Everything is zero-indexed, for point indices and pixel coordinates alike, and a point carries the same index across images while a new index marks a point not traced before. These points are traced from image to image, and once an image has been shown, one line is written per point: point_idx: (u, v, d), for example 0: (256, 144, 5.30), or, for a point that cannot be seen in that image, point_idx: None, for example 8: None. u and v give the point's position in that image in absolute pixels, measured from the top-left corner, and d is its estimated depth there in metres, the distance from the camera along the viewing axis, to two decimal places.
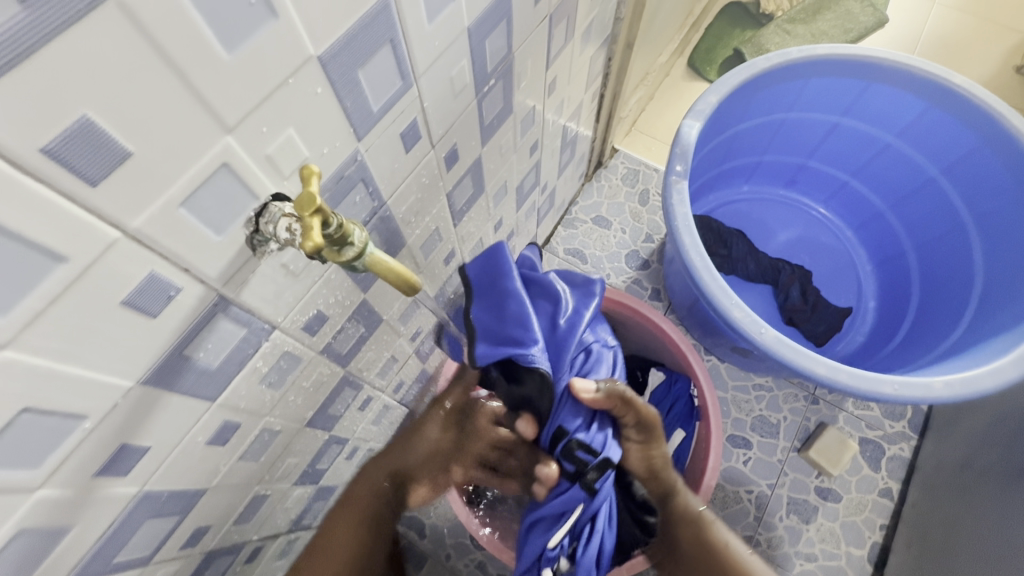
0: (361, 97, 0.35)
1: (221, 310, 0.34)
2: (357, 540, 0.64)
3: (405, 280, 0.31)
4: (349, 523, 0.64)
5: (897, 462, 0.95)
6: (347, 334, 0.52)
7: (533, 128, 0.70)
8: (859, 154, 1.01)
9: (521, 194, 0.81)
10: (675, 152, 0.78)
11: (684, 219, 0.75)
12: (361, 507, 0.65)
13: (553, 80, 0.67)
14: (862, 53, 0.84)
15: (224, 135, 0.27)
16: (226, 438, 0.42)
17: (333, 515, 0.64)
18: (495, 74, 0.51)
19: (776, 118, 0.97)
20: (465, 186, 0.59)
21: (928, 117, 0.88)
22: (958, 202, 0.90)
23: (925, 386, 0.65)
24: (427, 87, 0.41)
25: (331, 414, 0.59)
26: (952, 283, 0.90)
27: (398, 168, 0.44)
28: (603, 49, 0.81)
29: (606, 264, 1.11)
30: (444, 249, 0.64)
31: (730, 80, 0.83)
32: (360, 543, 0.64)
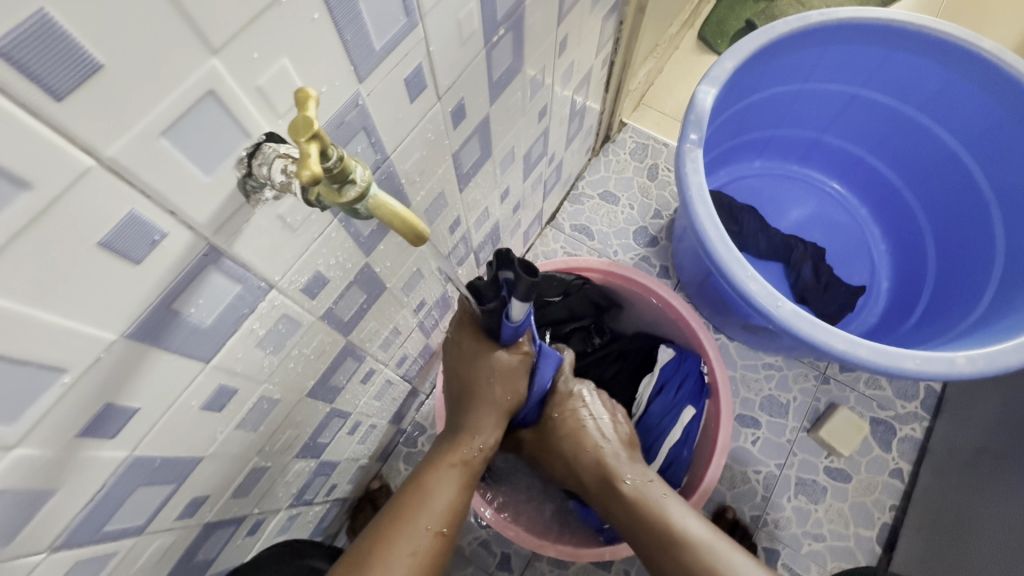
0: (362, 32, 0.32)
1: (212, 262, 0.31)
2: (460, 503, 0.56)
3: (411, 228, 0.28)
4: (452, 482, 0.56)
5: (908, 443, 0.92)
6: (348, 300, 0.50)
7: (542, 91, 0.67)
8: (878, 127, 0.97)
9: (529, 164, 0.78)
10: (689, 119, 0.75)
11: (699, 189, 0.72)
12: (465, 471, 0.58)
13: (564, 39, 0.64)
14: (886, 17, 0.80)
15: (209, 57, 0.24)
16: (221, 405, 0.40)
17: (431, 473, 0.56)
18: (504, 25, 0.48)
19: (793, 88, 0.93)
20: (472, 148, 0.56)
21: (953, 86, 0.84)
22: (981, 177, 0.86)
23: (948, 362, 0.63)
24: (432, 29, 0.38)
25: (333, 385, 0.57)
26: (973, 260, 0.87)
27: (402, 120, 0.41)
28: (615, 11, 0.77)
29: (613, 241, 1.09)
30: (449, 216, 0.61)
31: (747, 45, 0.79)
32: (465, 502, 0.56)
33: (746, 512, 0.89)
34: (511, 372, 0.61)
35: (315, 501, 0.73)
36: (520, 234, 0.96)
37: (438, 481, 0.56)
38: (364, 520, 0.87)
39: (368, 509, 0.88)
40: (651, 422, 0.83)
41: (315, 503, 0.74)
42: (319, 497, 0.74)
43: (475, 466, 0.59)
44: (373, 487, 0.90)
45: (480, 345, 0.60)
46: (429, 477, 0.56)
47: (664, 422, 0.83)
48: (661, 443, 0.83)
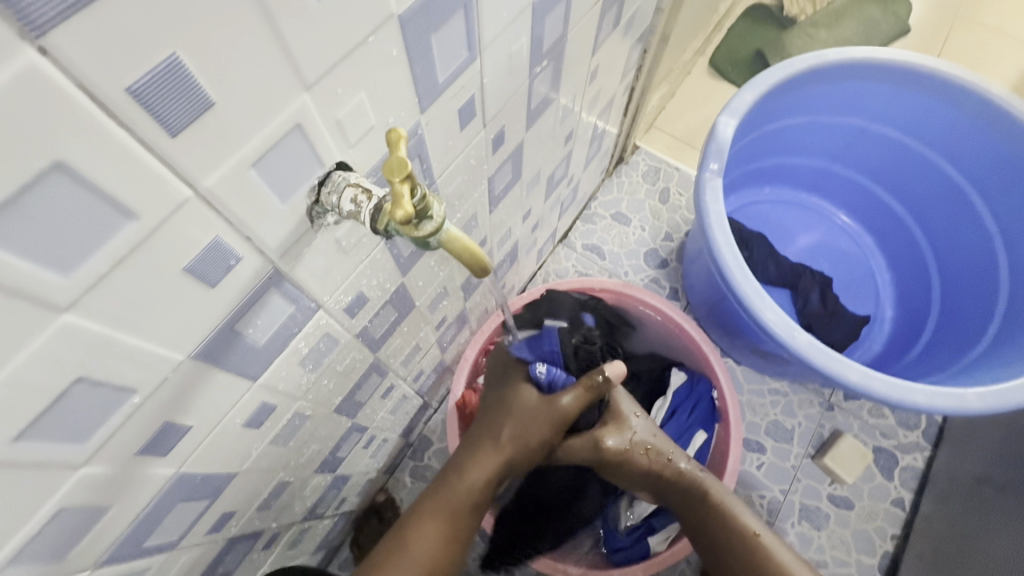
0: (430, 66, 0.33)
1: (274, 284, 0.32)
2: (444, 555, 0.58)
3: (477, 261, 0.29)
4: (433, 535, 0.58)
5: (909, 472, 0.94)
6: (382, 318, 0.50)
7: (571, 117, 0.68)
8: (885, 161, 0.99)
9: (551, 185, 0.79)
10: (710, 149, 0.76)
11: (718, 217, 0.73)
12: (450, 522, 0.59)
13: (596, 68, 0.65)
14: (899, 59, 0.83)
15: (302, 93, 0.25)
16: (260, 421, 0.40)
17: (415, 522, 0.59)
18: (548, 56, 0.49)
19: (804, 121, 0.96)
20: (505, 171, 0.57)
21: (961, 126, 0.87)
22: (986, 214, 0.89)
23: (957, 397, 0.65)
24: (488, 61, 0.39)
25: (357, 401, 0.57)
26: (978, 294, 0.90)
27: (451, 147, 0.42)
28: (641, 41, 0.79)
29: (624, 261, 1.10)
30: (478, 235, 0.62)
31: (766, 79, 0.81)
32: (448, 554, 0.58)
33: None
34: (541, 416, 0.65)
35: (326, 514, 0.73)
36: (535, 251, 0.97)
37: (418, 531, 0.58)
38: (370, 533, 0.86)
39: (372, 522, 0.88)
40: None
41: (325, 516, 0.73)
42: (329, 510, 0.73)
43: (462, 518, 0.60)
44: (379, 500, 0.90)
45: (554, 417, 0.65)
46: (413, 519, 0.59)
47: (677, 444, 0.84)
48: None
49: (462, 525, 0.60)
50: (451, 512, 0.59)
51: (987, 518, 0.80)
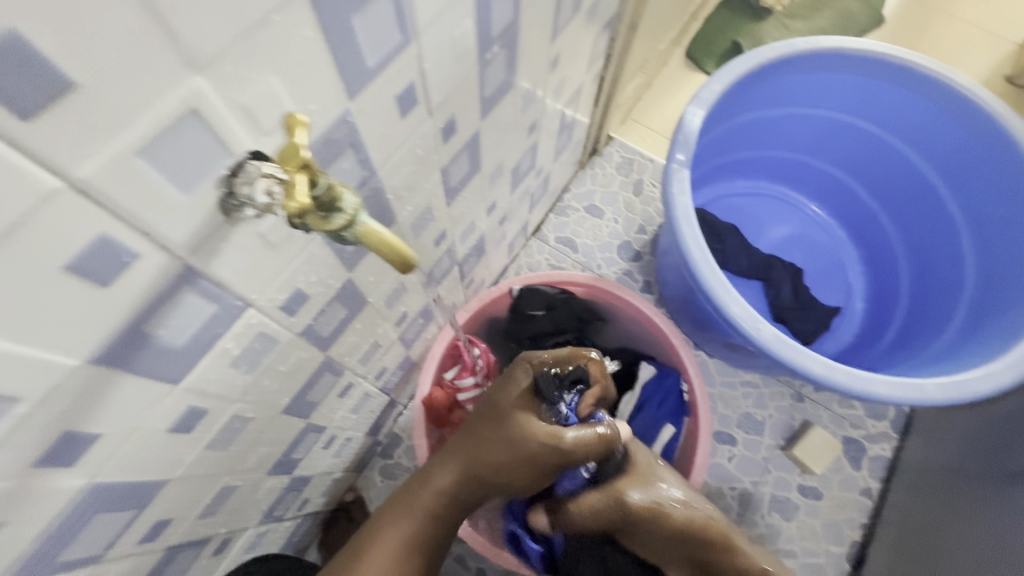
0: (355, 48, 0.31)
1: (187, 281, 0.30)
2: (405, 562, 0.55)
3: (399, 256, 0.28)
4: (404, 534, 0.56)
5: (877, 462, 0.94)
6: (329, 315, 0.48)
7: (533, 106, 0.66)
8: (856, 153, 0.99)
9: (516, 177, 0.77)
10: (677, 140, 0.75)
11: (684, 210, 0.72)
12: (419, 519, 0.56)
13: (557, 55, 0.64)
14: (868, 48, 0.82)
15: (193, 74, 0.23)
16: (191, 426, 0.38)
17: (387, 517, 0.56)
18: (499, 42, 0.47)
19: (776, 112, 0.95)
20: (461, 162, 0.56)
21: (929, 117, 0.87)
22: (953, 206, 0.89)
23: (918, 389, 0.65)
24: (428, 46, 0.37)
25: (309, 401, 0.56)
26: (943, 285, 0.90)
27: (392, 136, 0.40)
28: (608, 28, 0.77)
29: (597, 254, 1.09)
30: (435, 229, 0.60)
31: (735, 69, 0.80)
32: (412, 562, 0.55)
33: None
34: (517, 445, 0.56)
35: (286, 516, 0.71)
36: (505, 245, 0.95)
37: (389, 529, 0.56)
38: (338, 533, 0.85)
39: (341, 522, 0.86)
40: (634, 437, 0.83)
41: (286, 518, 0.71)
42: (290, 512, 0.71)
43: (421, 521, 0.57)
44: (348, 498, 0.88)
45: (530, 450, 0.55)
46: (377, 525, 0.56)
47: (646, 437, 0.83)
48: None
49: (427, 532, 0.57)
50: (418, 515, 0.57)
51: (954, 507, 0.80)
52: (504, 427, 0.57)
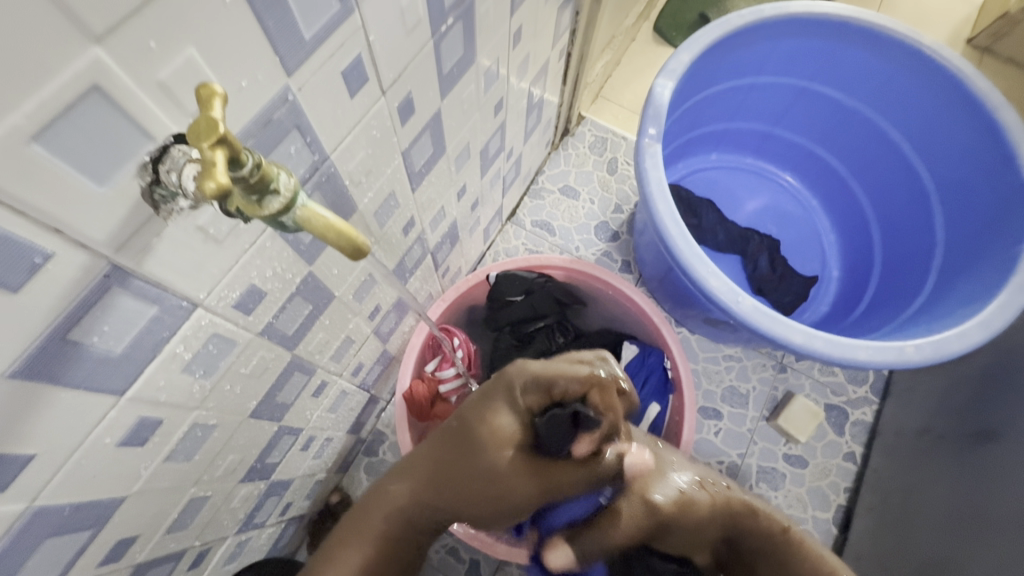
0: (287, 17, 0.28)
1: (118, 283, 0.27)
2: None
3: (347, 242, 0.25)
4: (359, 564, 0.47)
5: (859, 427, 0.95)
6: (292, 312, 0.46)
7: (497, 84, 0.64)
8: (826, 120, 0.99)
9: (486, 161, 0.75)
10: (647, 114, 0.73)
11: (658, 185, 0.71)
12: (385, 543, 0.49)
13: (519, 29, 0.61)
14: (834, 12, 0.81)
15: (92, 47, 0.20)
16: (146, 438, 0.36)
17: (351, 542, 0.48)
18: (453, 13, 0.45)
19: (745, 82, 0.94)
20: (423, 145, 0.53)
21: (896, 80, 0.86)
22: (922, 169, 0.90)
23: (897, 352, 0.65)
24: (372, 16, 0.35)
25: (280, 403, 0.53)
26: (914, 248, 0.91)
27: (342, 117, 0.38)
28: (571, 1, 0.75)
29: (575, 236, 1.07)
30: (401, 217, 0.58)
31: (703, 38, 0.78)
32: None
33: None
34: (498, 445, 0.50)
35: (267, 522, 0.69)
36: (480, 231, 0.93)
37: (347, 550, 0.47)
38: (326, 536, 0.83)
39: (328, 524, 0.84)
40: None
41: (268, 524, 0.70)
42: (271, 518, 0.69)
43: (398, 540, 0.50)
44: (332, 500, 0.86)
45: (542, 466, 0.50)
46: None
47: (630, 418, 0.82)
48: None
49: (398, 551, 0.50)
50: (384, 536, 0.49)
51: (932, 469, 0.81)
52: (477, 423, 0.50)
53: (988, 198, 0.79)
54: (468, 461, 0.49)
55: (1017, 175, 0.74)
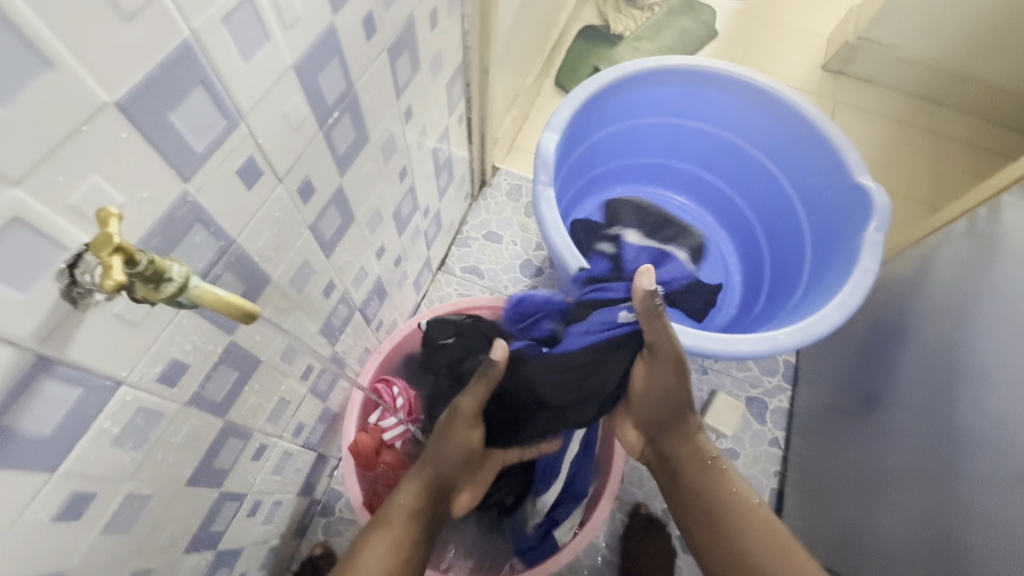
0: (177, 139, 0.35)
1: (44, 370, 0.32)
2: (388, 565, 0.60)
3: (236, 308, 0.31)
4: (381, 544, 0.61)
5: (779, 413, 1.04)
6: (218, 380, 0.51)
7: (398, 154, 0.73)
8: (704, 150, 1.12)
9: (401, 221, 0.83)
10: (537, 164, 0.83)
11: (554, 223, 0.81)
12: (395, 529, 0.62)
13: (410, 107, 0.70)
14: (685, 63, 0.95)
15: (12, 188, 0.27)
16: (80, 511, 0.39)
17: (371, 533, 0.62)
18: (338, 108, 0.53)
19: (627, 125, 1.06)
20: (331, 217, 0.61)
21: (747, 112, 1.00)
22: (783, 182, 1.04)
23: (771, 340, 0.74)
24: (258, 124, 0.43)
25: (218, 468, 0.57)
26: (791, 251, 1.04)
27: (242, 206, 0.45)
28: (460, 76, 0.86)
29: (502, 276, 1.16)
30: (320, 280, 0.64)
31: (577, 95, 0.90)
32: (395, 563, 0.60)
33: (658, 505, 0.98)
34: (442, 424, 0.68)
35: None
36: (409, 283, 1.00)
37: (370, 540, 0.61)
38: None
39: None
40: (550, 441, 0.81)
41: None
42: None
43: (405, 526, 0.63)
44: (316, 552, 0.88)
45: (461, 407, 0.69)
46: (366, 534, 0.62)
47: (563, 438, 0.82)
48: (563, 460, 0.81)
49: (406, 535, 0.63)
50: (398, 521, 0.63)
51: (840, 442, 0.89)
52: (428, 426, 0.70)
53: (833, 200, 0.93)
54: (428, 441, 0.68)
55: (851, 180, 0.88)
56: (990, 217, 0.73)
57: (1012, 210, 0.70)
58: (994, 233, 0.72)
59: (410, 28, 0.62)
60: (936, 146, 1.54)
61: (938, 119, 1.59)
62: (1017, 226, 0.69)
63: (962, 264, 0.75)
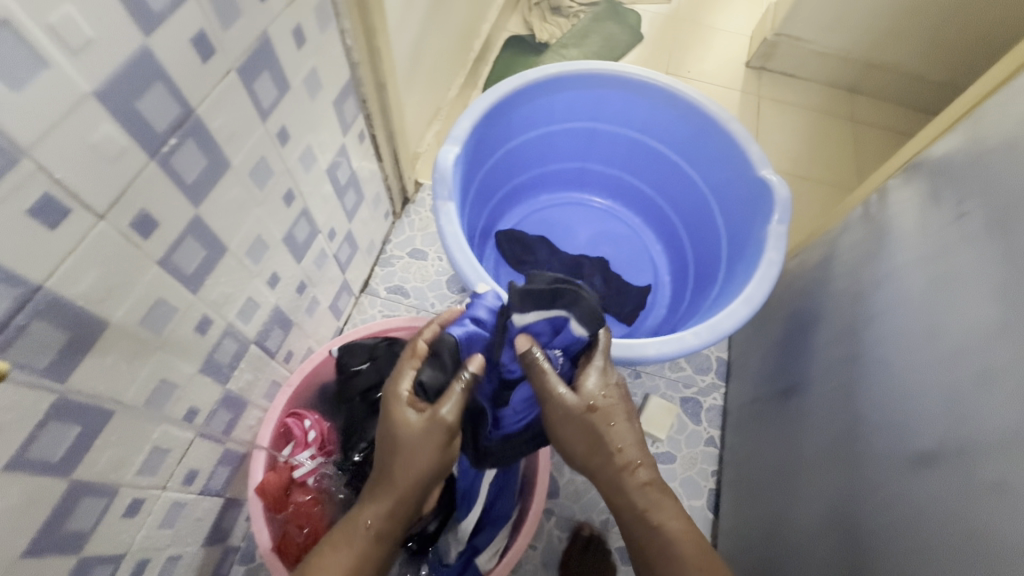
0: None
1: None
2: None
3: None
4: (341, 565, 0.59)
5: (713, 411, 1.03)
6: (50, 439, 0.46)
7: (278, 178, 0.69)
8: (621, 153, 1.11)
9: (297, 246, 0.80)
10: (435, 178, 0.81)
11: (455, 238, 0.78)
12: (357, 552, 0.60)
13: (284, 128, 0.68)
14: (587, 67, 0.95)
15: None
16: None
17: (329, 553, 0.60)
18: (175, 135, 0.50)
19: (540, 133, 1.05)
20: (190, 249, 0.57)
21: (655, 112, 1.00)
22: (697, 179, 1.03)
23: (679, 341, 0.73)
24: (51, 158, 0.39)
25: (71, 532, 0.52)
26: (710, 246, 1.04)
27: (46, 248, 0.41)
28: (351, 93, 0.84)
29: (429, 294, 1.13)
30: (190, 317, 0.60)
31: (478, 105, 0.89)
32: None
33: (596, 518, 0.94)
34: (416, 442, 0.60)
35: None
36: (323, 309, 0.96)
37: (329, 559, 0.59)
38: None
39: None
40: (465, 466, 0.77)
41: None
42: None
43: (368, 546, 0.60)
44: None
45: (428, 423, 0.60)
46: (323, 550, 0.60)
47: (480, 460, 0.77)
48: (481, 484, 0.76)
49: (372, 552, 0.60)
50: (360, 542, 0.60)
51: (763, 435, 0.87)
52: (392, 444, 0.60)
53: (741, 193, 0.93)
54: (394, 461, 0.60)
55: (755, 174, 0.88)
56: (880, 202, 0.74)
57: (897, 194, 0.71)
58: (883, 218, 0.72)
59: (266, 46, 0.59)
60: (857, 134, 1.58)
61: (858, 107, 1.63)
62: (901, 209, 0.69)
63: (858, 251, 0.76)
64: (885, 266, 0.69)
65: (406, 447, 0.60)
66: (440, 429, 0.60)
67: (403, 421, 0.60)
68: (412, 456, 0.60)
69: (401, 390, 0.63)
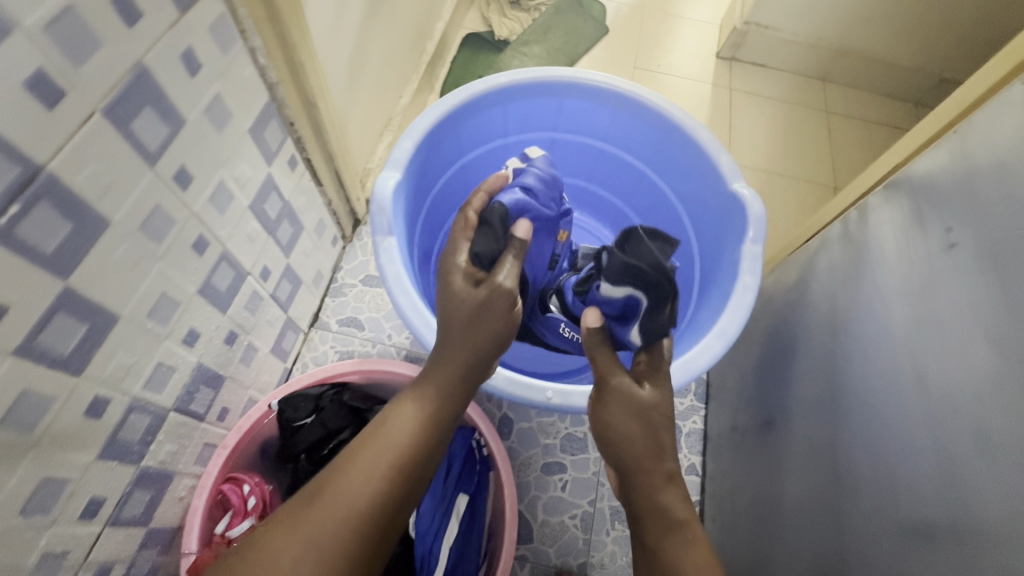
0: None
1: None
2: (417, 439, 0.54)
3: None
4: (410, 418, 0.56)
5: (694, 436, 0.97)
6: None
7: (182, 225, 0.60)
8: (585, 162, 1.04)
9: (220, 294, 0.71)
10: (372, 211, 0.72)
11: (397, 278, 0.70)
12: (426, 407, 0.57)
13: (184, 169, 0.58)
14: (541, 74, 0.86)
15: None
16: None
17: (393, 412, 0.56)
18: (14, 203, 0.41)
19: (495, 146, 0.97)
20: (63, 330, 0.48)
21: (617, 120, 0.92)
22: (665, 189, 0.96)
23: None
24: None
25: None
26: (682, 261, 0.97)
27: None
28: (274, 117, 0.74)
29: (385, 324, 1.04)
30: (74, 402, 0.51)
31: (421, 123, 0.80)
32: (424, 440, 0.55)
33: (572, 562, 0.88)
34: (482, 303, 0.61)
35: None
36: (264, 353, 0.87)
37: (393, 418, 0.55)
38: None
39: None
40: (423, 526, 0.71)
41: None
42: None
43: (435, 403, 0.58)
44: None
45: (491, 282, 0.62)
46: (389, 410, 0.57)
47: (439, 518, 0.72)
48: (441, 545, 0.71)
49: (439, 415, 0.57)
50: (429, 401, 0.57)
51: (743, 470, 0.81)
52: (457, 301, 0.61)
53: (713, 206, 0.86)
54: (458, 316, 0.61)
55: (726, 187, 0.81)
56: (860, 220, 0.68)
57: (877, 213, 0.65)
58: (863, 238, 0.66)
59: (143, 80, 0.50)
60: (831, 125, 1.53)
61: (830, 96, 1.58)
62: (883, 229, 0.63)
63: (837, 273, 0.69)
64: (868, 293, 0.62)
65: (472, 303, 0.61)
66: (508, 287, 0.62)
67: (465, 283, 0.63)
68: (473, 311, 0.61)
69: (458, 261, 0.65)
